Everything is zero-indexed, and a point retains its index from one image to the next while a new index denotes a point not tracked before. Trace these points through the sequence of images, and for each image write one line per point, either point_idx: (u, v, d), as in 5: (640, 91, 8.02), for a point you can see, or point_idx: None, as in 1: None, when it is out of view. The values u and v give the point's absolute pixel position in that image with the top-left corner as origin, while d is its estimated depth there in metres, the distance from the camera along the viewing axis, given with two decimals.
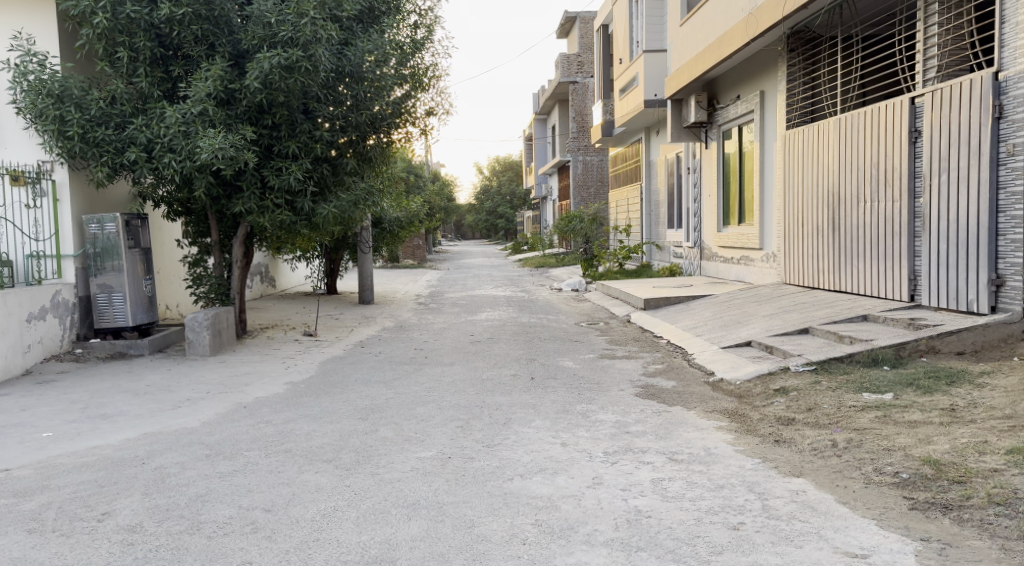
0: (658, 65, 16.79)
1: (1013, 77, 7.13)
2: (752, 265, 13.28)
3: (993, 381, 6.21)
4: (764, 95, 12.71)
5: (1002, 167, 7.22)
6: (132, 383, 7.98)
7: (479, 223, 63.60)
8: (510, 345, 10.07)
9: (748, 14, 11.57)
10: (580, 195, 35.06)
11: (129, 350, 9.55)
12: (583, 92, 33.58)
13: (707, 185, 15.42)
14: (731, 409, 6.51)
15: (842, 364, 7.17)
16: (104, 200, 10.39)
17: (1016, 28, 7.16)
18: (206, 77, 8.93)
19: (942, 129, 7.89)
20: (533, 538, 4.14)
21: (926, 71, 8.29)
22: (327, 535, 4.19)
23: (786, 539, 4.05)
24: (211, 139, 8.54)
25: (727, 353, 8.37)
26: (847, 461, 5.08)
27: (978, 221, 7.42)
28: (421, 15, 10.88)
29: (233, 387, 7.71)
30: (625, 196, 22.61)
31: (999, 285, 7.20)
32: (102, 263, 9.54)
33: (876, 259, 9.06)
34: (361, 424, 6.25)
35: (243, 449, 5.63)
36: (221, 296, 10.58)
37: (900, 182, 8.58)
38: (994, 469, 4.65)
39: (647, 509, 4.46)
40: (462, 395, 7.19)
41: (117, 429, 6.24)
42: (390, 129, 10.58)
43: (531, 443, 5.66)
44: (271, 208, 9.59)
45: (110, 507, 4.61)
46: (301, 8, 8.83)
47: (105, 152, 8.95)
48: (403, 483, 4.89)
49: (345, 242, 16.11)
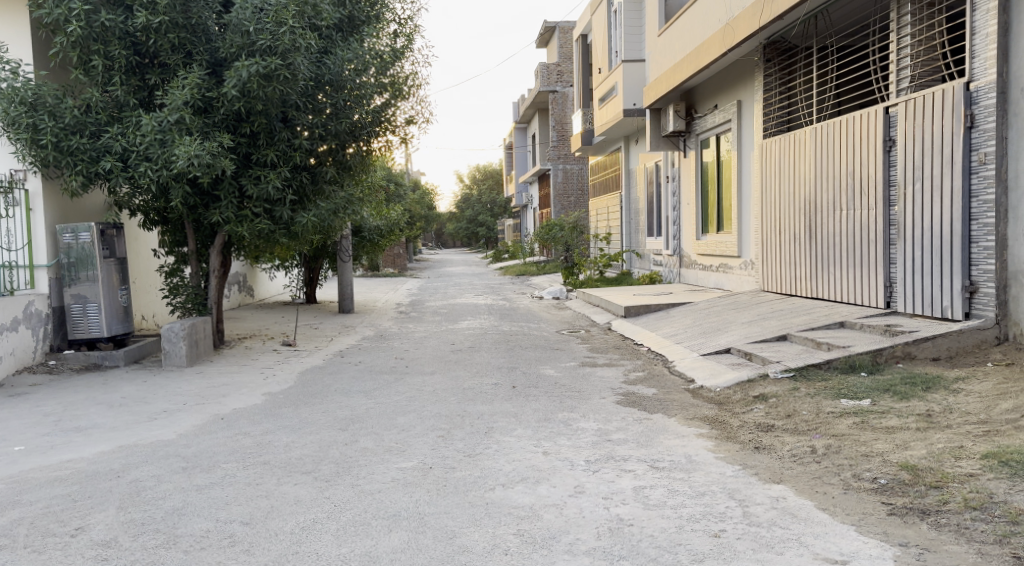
0: (636, 74, 16.92)
1: (982, 88, 7.19)
2: (731, 273, 13.37)
3: (967, 387, 6.28)
4: (741, 105, 12.82)
5: (973, 176, 7.29)
6: (107, 396, 7.86)
7: (460, 232, 63.69)
8: (491, 354, 10.03)
9: (725, 24, 11.65)
10: (561, 203, 35.33)
11: (104, 361, 9.38)
12: (562, 102, 33.75)
13: (686, 194, 15.53)
14: (711, 416, 6.54)
15: (820, 371, 7.22)
16: (78, 210, 10.28)
17: (986, 39, 7.19)
18: (182, 85, 8.84)
19: (916, 138, 8.00)
20: (516, 548, 4.11)
21: (900, 81, 8.44)
22: (307, 548, 4.15)
23: (768, 546, 4.06)
24: (188, 147, 8.47)
25: (706, 360, 8.39)
26: (826, 467, 5.11)
27: (952, 228, 7.50)
28: (401, 24, 10.95)
29: (210, 398, 7.66)
30: (605, 204, 22.70)
31: (972, 291, 7.28)
32: (76, 273, 9.48)
33: (853, 267, 9.16)
34: (341, 434, 6.22)
35: (220, 462, 5.56)
36: (198, 306, 10.47)
37: (875, 191, 8.69)
38: (969, 474, 4.70)
39: (628, 517, 4.46)
40: (443, 405, 7.15)
41: (91, 442, 6.15)
42: (370, 138, 10.58)
43: (513, 452, 5.65)
44: (249, 216, 9.50)
45: (83, 521, 4.54)
46: (279, 17, 8.77)
47: (80, 160, 8.80)
48: (384, 494, 4.85)
49: (325, 251, 16.02)
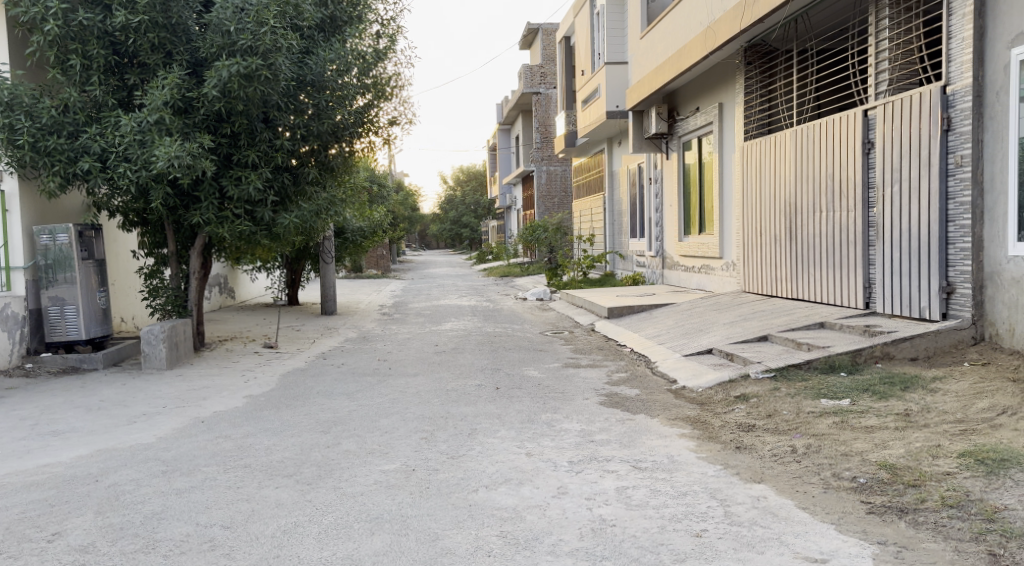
0: (619, 76, 16.99)
1: (959, 91, 7.26)
2: (712, 274, 13.45)
3: (945, 386, 6.34)
4: (722, 107, 12.89)
5: (950, 178, 7.37)
6: (85, 399, 7.78)
7: (444, 233, 63.61)
8: (475, 356, 10.02)
9: (706, 27, 11.71)
10: (545, 204, 35.37)
11: (82, 364, 9.30)
12: (545, 103, 33.78)
13: (668, 195, 15.59)
14: (693, 416, 6.57)
15: (800, 371, 7.26)
16: (56, 210, 10.19)
17: (962, 43, 7.26)
18: (162, 85, 8.78)
19: (894, 141, 8.08)
20: (498, 550, 4.11)
21: (878, 84, 8.54)
22: (288, 551, 4.13)
23: (749, 545, 4.08)
24: (167, 147, 8.40)
25: (689, 361, 8.43)
26: (806, 467, 5.14)
27: (930, 230, 7.58)
28: (383, 25, 10.92)
29: (190, 401, 7.60)
30: (588, 205, 22.75)
31: (950, 292, 7.36)
32: (54, 274, 9.38)
33: (832, 268, 9.24)
34: (323, 437, 6.19)
35: (200, 465, 5.52)
36: (178, 308, 10.39)
37: (854, 192, 8.77)
38: (946, 472, 4.75)
39: (611, 518, 4.46)
40: (426, 407, 7.14)
41: (69, 446, 6.09)
42: (353, 139, 10.55)
43: (496, 454, 5.64)
44: (230, 218, 9.44)
45: (60, 526, 4.49)
46: (260, 17, 8.73)
47: (57, 161, 8.70)
48: (366, 497, 4.84)
49: (307, 253, 15.95)
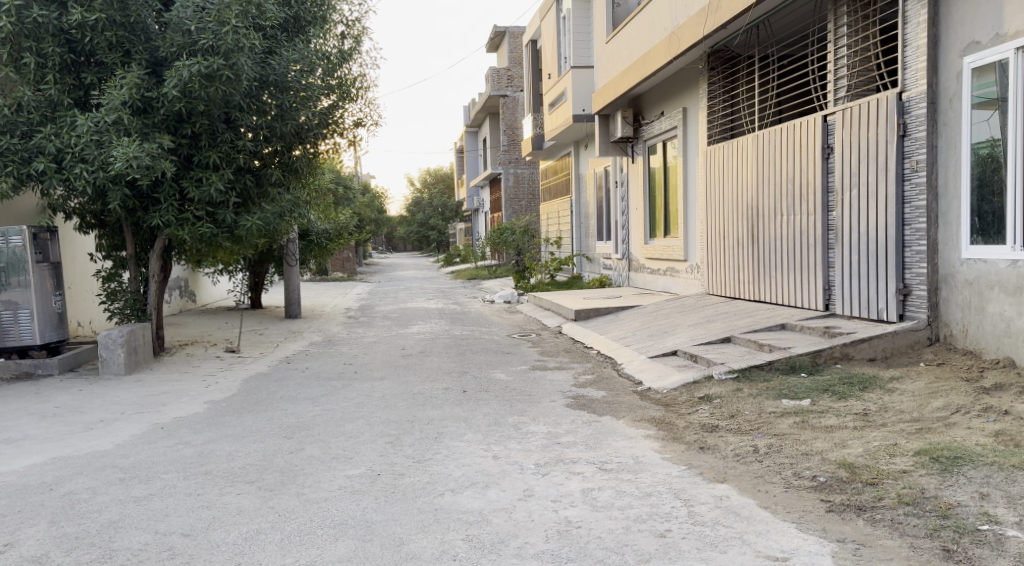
0: (585, 80, 17.07)
1: (914, 98, 7.40)
2: (677, 276, 13.56)
3: (902, 386, 6.45)
4: (686, 111, 13.01)
5: (906, 183, 7.51)
6: (40, 406, 7.60)
7: (411, 235, 63.36)
8: (441, 359, 9.98)
9: (670, 32, 11.82)
10: (512, 207, 35.39)
11: (36, 370, 9.11)
12: (512, 106, 33.80)
13: (634, 199, 15.69)
14: (657, 418, 6.60)
15: (763, 372, 7.34)
16: (8, 212, 9.95)
17: (917, 51, 7.39)
18: (120, 85, 8.64)
19: (853, 146, 8.22)
20: (463, 554, 4.10)
21: (837, 90, 8.68)
22: (249, 559, 4.07)
23: (711, 545, 4.11)
24: (126, 148, 8.25)
25: (654, 363, 8.48)
26: (768, 467, 5.20)
27: (887, 233, 7.72)
28: (348, 25, 10.84)
29: (149, 407, 7.46)
30: (555, 208, 22.81)
31: (906, 293, 7.50)
32: (7, 278, 9.15)
33: (793, 271, 9.36)
34: (287, 442, 6.12)
35: (160, 472, 5.42)
36: (137, 312, 10.21)
37: (814, 197, 8.90)
38: (903, 470, 4.83)
39: (576, 520, 4.47)
40: (392, 410, 7.09)
41: (23, 454, 5.95)
42: (317, 140, 10.46)
43: (462, 457, 5.62)
44: (191, 220, 9.30)
45: (13, 537, 4.38)
46: (221, 16, 8.61)
47: (10, 161, 8.49)
48: (329, 503, 4.79)
49: (271, 255, 15.78)
